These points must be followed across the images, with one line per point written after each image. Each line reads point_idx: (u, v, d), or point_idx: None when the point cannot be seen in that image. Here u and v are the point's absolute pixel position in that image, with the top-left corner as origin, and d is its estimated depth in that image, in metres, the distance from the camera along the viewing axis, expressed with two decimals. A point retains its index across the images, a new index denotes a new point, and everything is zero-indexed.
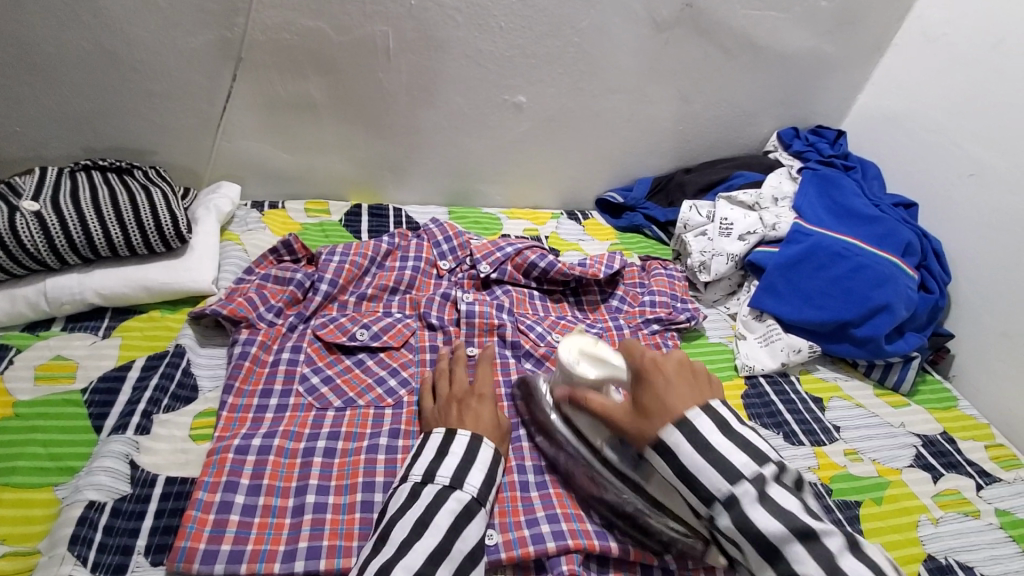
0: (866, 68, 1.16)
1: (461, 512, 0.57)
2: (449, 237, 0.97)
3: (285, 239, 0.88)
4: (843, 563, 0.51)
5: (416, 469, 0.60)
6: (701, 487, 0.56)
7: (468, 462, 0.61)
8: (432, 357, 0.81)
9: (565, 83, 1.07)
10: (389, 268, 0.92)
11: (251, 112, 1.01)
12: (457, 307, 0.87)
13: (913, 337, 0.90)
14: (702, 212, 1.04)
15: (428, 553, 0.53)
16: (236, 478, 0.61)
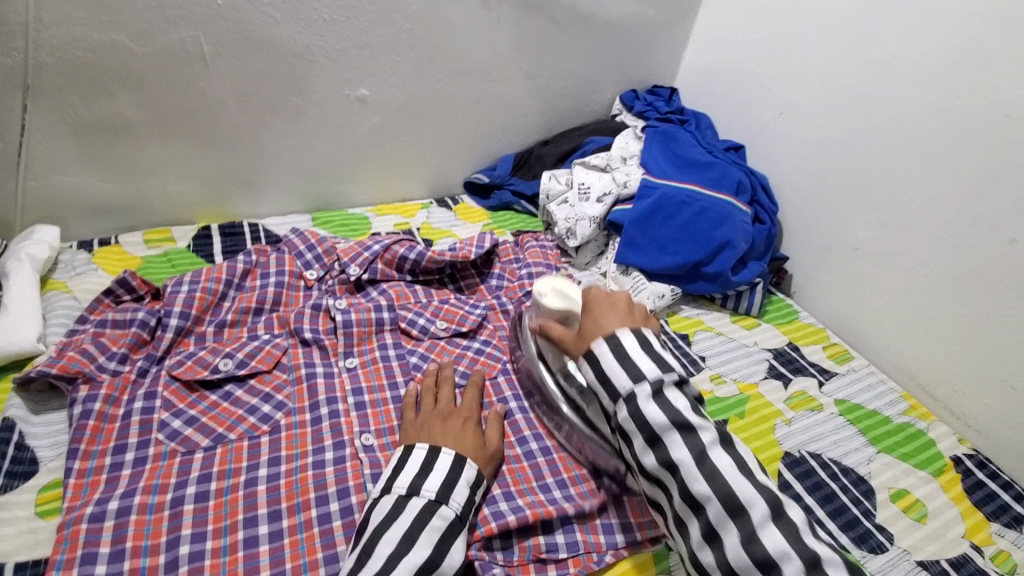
0: (686, 27, 1.26)
1: (446, 529, 0.58)
2: (312, 245, 0.93)
3: (120, 278, 0.80)
4: (761, 529, 0.54)
5: (399, 482, 0.61)
6: (638, 423, 0.61)
7: (450, 479, 0.62)
8: (308, 374, 0.77)
9: (406, 71, 1.05)
10: (250, 289, 0.86)
11: (57, 143, 0.89)
12: (330, 317, 0.84)
13: (754, 266, 1.01)
14: (560, 180, 1.09)
15: (415, 568, 0.54)
16: (94, 549, 0.56)
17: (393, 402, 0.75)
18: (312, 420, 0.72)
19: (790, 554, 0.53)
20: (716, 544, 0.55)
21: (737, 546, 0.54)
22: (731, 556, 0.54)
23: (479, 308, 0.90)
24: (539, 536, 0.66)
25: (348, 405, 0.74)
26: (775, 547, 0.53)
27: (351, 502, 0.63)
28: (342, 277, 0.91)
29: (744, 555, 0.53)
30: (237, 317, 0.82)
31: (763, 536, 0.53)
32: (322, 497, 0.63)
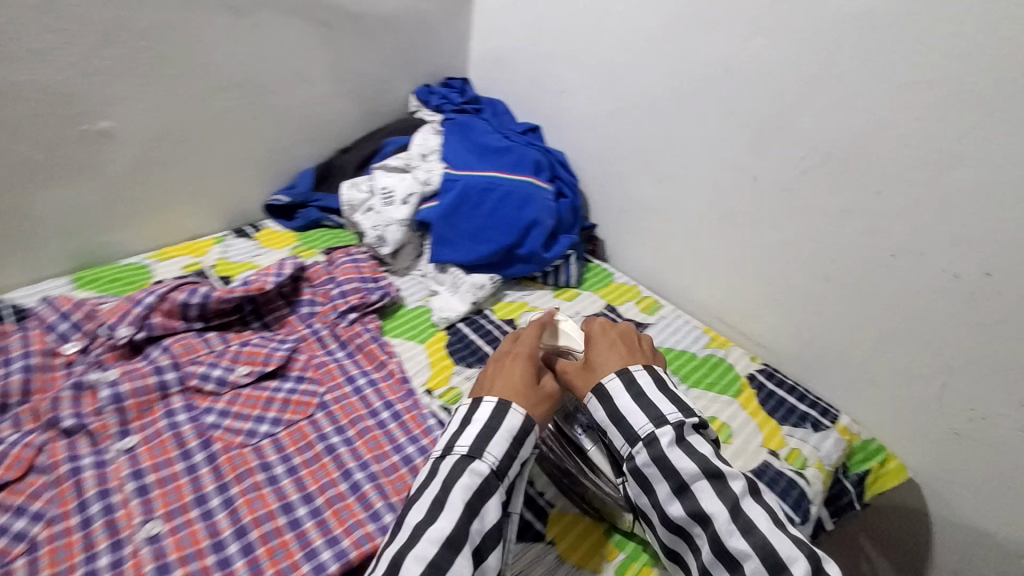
0: (464, 16, 1.26)
1: (475, 486, 0.60)
2: (66, 313, 0.79)
3: None
4: (742, 505, 0.60)
5: (461, 441, 0.63)
6: (628, 426, 0.65)
7: (479, 432, 0.63)
8: (74, 468, 0.65)
9: (155, 95, 0.92)
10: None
11: None
12: (98, 394, 0.72)
13: (564, 239, 1.05)
14: (362, 188, 1.05)
15: (444, 539, 0.55)
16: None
17: (187, 474, 0.67)
18: (81, 523, 0.61)
19: (776, 531, 0.58)
20: (707, 526, 0.59)
21: (729, 529, 0.58)
22: (727, 542, 0.58)
23: (286, 344, 0.83)
24: None
25: (129, 493, 0.64)
26: (760, 524, 0.58)
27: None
28: (111, 341, 0.78)
29: (737, 539, 0.58)
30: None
31: (745, 507, 0.59)
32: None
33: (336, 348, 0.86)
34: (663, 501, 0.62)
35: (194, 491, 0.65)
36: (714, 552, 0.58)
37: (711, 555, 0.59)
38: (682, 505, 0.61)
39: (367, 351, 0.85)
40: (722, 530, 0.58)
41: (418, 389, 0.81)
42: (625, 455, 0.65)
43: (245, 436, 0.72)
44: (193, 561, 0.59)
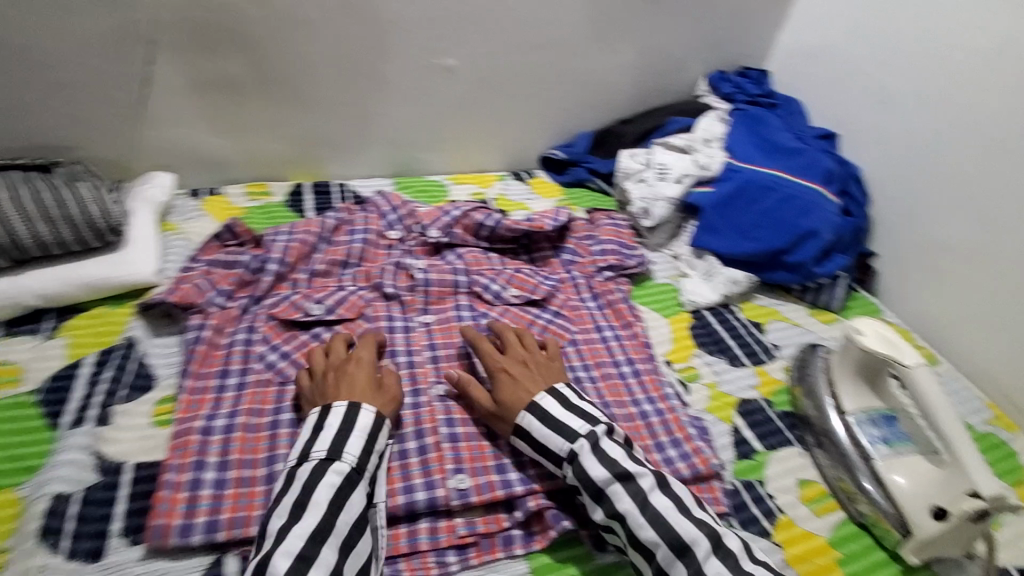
0: (783, 6, 1.21)
1: (342, 484, 0.56)
2: (394, 207, 0.98)
3: (227, 224, 0.87)
4: (652, 503, 0.57)
5: (318, 446, 0.58)
6: (551, 449, 0.62)
7: (344, 428, 0.59)
8: (388, 325, 0.82)
9: (494, 42, 1.06)
10: (337, 244, 0.91)
11: (173, 97, 0.97)
12: (411, 275, 0.89)
13: (838, 259, 0.97)
14: (638, 159, 1.07)
15: (309, 535, 0.51)
16: (203, 459, 0.62)
17: (466, 358, 0.79)
18: (391, 367, 0.76)
19: None
20: (625, 525, 0.57)
21: (641, 523, 0.56)
22: None
23: (549, 283, 0.92)
24: None
25: (425, 357, 0.78)
26: None
27: (427, 443, 0.66)
28: (423, 238, 0.95)
29: (649, 529, 0.56)
30: (325, 268, 0.88)
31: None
32: (400, 436, 0.67)
33: (589, 296, 0.92)
34: (591, 509, 0.60)
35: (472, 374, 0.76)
36: (636, 546, 0.57)
37: (635, 549, 0.57)
38: (603, 510, 0.58)
39: (617, 307, 0.90)
40: (635, 524, 0.56)
41: (659, 359, 0.84)
42: (561, 476, 0.62)
43: None
44: (471, 426, 0.69)
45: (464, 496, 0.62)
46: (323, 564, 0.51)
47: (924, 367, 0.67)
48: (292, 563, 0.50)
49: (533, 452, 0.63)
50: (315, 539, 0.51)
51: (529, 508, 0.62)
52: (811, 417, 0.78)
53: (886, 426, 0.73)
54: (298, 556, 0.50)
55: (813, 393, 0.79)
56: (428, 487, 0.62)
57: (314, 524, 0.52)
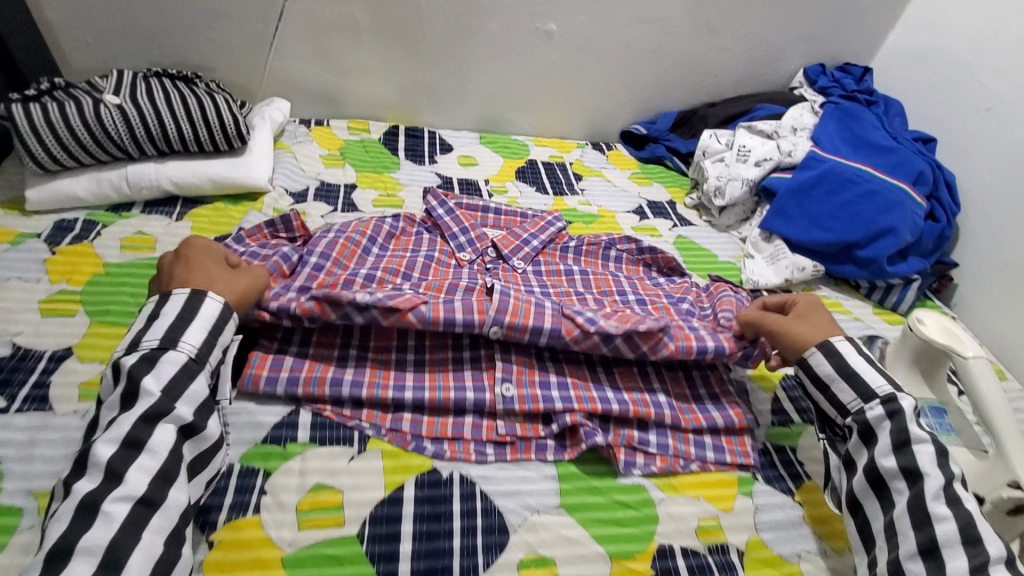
0: (899, 4, 1.17)
1: (183, 370, 0.54)
2: (465, 228, 0.85)
3: (284, 215, 0.79)
4: (957, 491, 0.54)
5: (149, 338, 0.55)
6: (863, 381, 0.62)
7: (177, 322, 0.56)
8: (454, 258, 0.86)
9: (594, 11, 1.10)
10: (405, 232, 0.85)
11: (301, 32, 1.09)
12: (486, 294, 0.74)
13: (914, 261, 0.95)
14: (721, 140, 1.09)
15: (139, 416, 0.50)
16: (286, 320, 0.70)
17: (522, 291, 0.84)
18: None
19: None
20: (917, 485, 0.55)
21: (936, 495, 0.54)
22: None
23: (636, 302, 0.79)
24: (633, 430, 0.68)
25: None
26: None
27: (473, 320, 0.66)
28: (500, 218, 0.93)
29: (944, 506, 0.53)
30: (393, 252, 0.81)
31: None
32: (451, 328, 0.70)
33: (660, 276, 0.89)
34: (877, 455, 0.58)
35: None
36: (911, 508, 0.55)
37: (907, 510, 0.55)
38: (896, 460, 0.57)
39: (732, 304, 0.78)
40: (932, 489, 0.54)
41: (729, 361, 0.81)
42: (850, 410, 0.62)
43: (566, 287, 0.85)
44: (523, 332, 0.71)
45: (509, 403, 0.66)
46: (158, 448, 0.50)
47: (983, 360, 0.66)
48: (116, 450, 0.49)
49: (831, 372, 0.64)
50: (146, 421, 0.50)
51: (566, 423, 0.66)
52: None
53: (935, 417, 0.70)
54: (124, 441, 0.49)
55: None
56: (477, 390, 0.67)
57: (144, 407, 0.51)
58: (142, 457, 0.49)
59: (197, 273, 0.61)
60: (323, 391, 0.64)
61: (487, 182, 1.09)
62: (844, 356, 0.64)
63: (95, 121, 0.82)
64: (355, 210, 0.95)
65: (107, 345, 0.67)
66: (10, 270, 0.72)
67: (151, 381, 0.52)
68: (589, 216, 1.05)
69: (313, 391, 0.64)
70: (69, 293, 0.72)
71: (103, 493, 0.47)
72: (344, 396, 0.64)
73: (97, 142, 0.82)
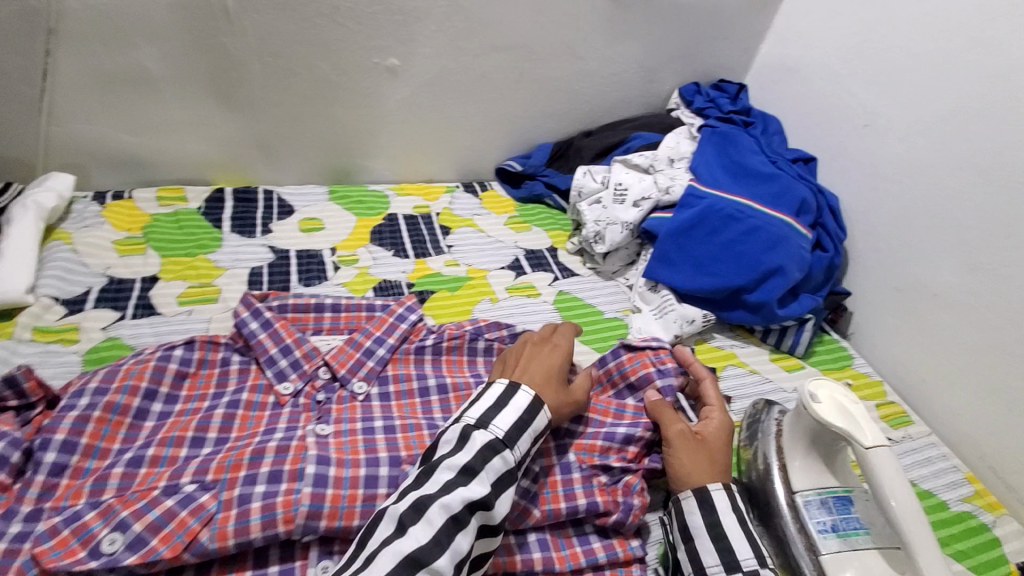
0: (766, 15, 1.11)
1: (503, 474, 0.55)
2: (287, 346, 0.69)
3: (8, 374, 0.58)
4: None
5: (497, 423, 0.58)
6: (742, 544, 0.56)
7: (519, 423, 0.58)
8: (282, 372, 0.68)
9: (439, 41, 0.96)
10: (204, 365, 0.67)
11: (79, 89, 0.88)
12: (305, 453, 0.57)
13: (806, 299, 0.88)
14: (597, 177, 0.99)
15: (467, 500, 0.51)
16: (13, 508, 0.51)
17: (361, 400, 0.69)
18: (274, 405, 0.66)
19: None
20: None
21: None
22: None
23: None
24: None
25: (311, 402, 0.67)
26: None
27: (279, 488, 0.54)
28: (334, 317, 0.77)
29: None
30: (183, 407, 0.63)
31: None
32: (250, 477, 0.55)
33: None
34: None
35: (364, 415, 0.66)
36: None
37: None
38: None
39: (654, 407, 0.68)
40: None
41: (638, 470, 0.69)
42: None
43: (416, 389, 0.71)
44: (347, 468, 0.57)
45: None
46: (468, 533, 0.51)
47: (884, 450, 0.56)
48: (445, 521, 0.50)
49: (700, 528, 0.57)
50: (471, 507, 0.51)
51: None
52: (753, 487, 0.67)
53: (840, 512, 0.61)
54: (455, 517, 0.50)
55: (760, 460, 0.68)
56: None
57: (477, 492, 0.52)
58: (458, 538, 0.50)
59: (523, 365, 0.66)
60: None
61: (333, 251, 0.92)
62: (715, 511, 0.57)
63: None
64: (151, 314, 0.76)
65: None
66: None
67: (481, 483, 0.53)
68: (456, 281, 0.91)
69: None
70: None
71: (428, 557, 0.48)
72: None
73: None
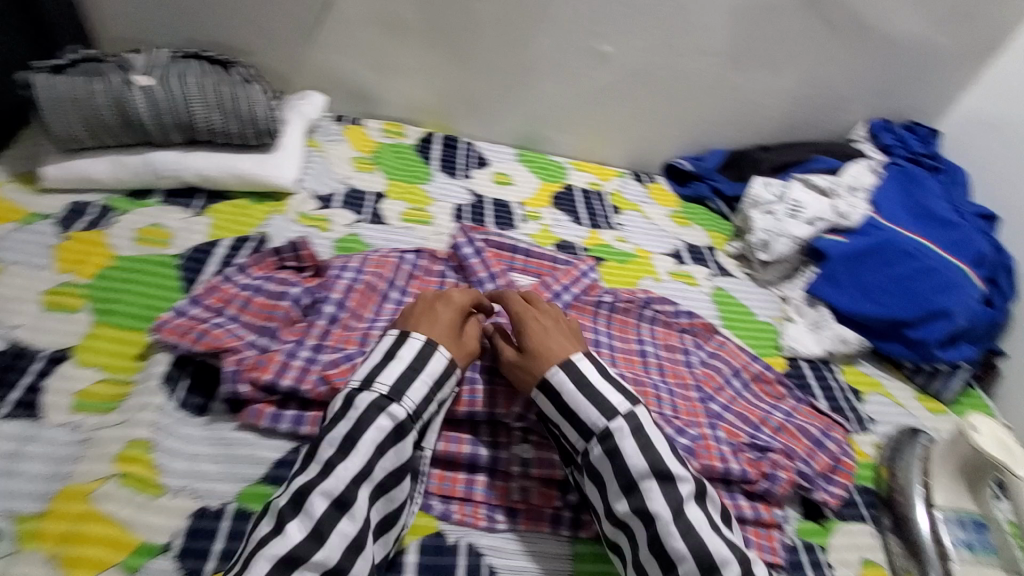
0: (977, 66, 1.10)
1: (390, 431, 0.54)
2: (493, 273, 0.82)
3: (293, 241, 0.74)
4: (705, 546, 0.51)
5: (382, 378, 0.56)
6: (603, 399, 0.58)
7: (407, 374, 0.56)
8: (494, 292, 0.81)
9: (655, 36, 1.04)
10: (426, 272, 0.82)
11: (344, 25, 1.03)
12: None
13: (965, 348, 0.89)
14: (773, 190, 1.03)
15: (349, 478, 0.51)
16: (305, 338, 0.66)
17: None
18: None
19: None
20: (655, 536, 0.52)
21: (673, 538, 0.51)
22: None
23: (664, 386, 0.77)
24: None
25: None
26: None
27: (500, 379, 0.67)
28: (525, 259, 0.88)
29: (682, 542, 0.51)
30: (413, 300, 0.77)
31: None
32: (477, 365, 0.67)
33: (693, 347, 0.85)
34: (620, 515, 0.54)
35: None
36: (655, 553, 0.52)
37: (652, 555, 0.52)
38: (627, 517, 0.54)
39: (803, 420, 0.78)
40: (665, 533, 0.52)
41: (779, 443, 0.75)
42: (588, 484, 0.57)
43: (592, 341, 0.81)
44: None
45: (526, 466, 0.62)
46: (353, 518, 0.50)
47: None
48: (326, 506, 0.49)
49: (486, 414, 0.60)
50: (354, 483, 0.51)
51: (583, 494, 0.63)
52: (891, 499, 0.72)
53: (975, 531, 0.67)
54: (334, 501, 0.49)
55: (900, 476, 0.72)
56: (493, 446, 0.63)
57: (355, 469, 0.51)
58: (341, 523, 0.49)
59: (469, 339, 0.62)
60: None
61: (521, 206, 1.03)
62: (561, 395, 0.58)
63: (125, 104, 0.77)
64: (381, 223, 0.90)
65: (111, 349, 0.63)
66: (18, 254, 0.68)
67: (342, 468, 0.51)
68: (624, 255, 0.99)
69: None
70: (76, 286, 0.67)
71: (305, 554, 0.47)
72: None
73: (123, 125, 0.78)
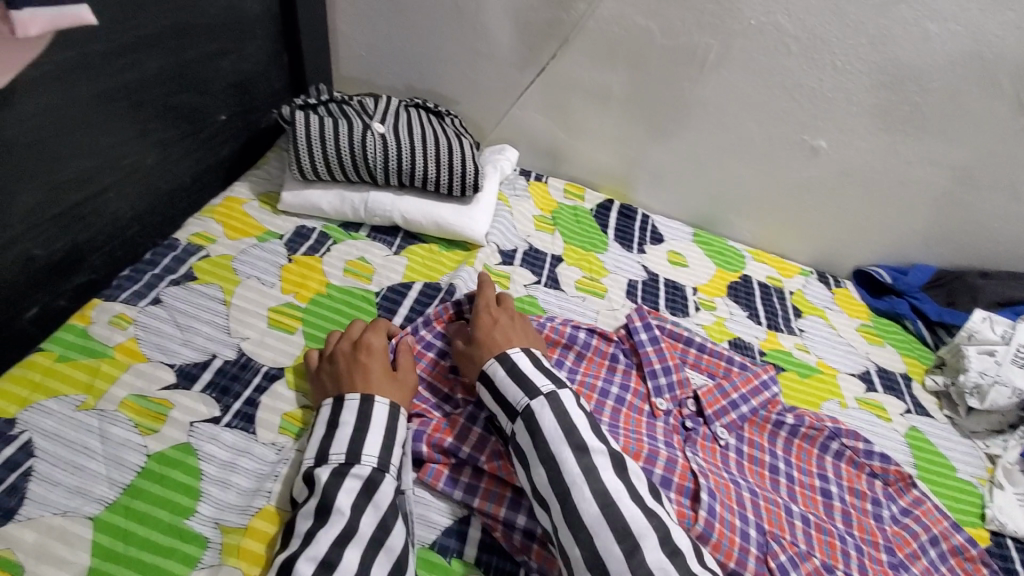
0: None
1: (361, 488, 0.53)
2: (668, 367, 0.77)
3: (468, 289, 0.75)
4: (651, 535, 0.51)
5: (334, 449, 0.56)
6: (528, 381, 0.60)
7: (389, 441, 0.57)
8: (670, 386, 0.76)
9: (880, 138, 0.96)
10: (597, 352, 0.79)
11: (550, 89, 1.06)
12: (689, 477, 0.66)
13: None
14: (996, 329, 0.91)
15: (334, 538, 0.50)
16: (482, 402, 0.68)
17: (720, 445, 0.73)
18: (649, 413, 0.74)
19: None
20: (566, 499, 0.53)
21: (585, 497, 0.52)
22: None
23: (850, 540, 0.67)
24: None
25: (677, 427, 0.74)
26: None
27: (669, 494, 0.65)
28: (699, 355, 0.83)
29: (596, 507, 0.51)
30: (584, 378, 0.76)
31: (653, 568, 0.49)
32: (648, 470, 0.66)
33: (885, 498, 0.73)
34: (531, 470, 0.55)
35: (723, 460, 0.72)
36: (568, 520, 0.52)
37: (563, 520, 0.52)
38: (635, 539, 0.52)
39: None
40: (577, 500, 0.52)
41: None
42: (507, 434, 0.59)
43: (768, 465, 0.73)
44: (728, 510, 0.64)
45: None
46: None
47: None
48: (315, 568, 0.48)
49: (491, 401, 0.61)
50: (340, 543, 0.49)
51: None
52: None
53: None
54: (323, 561, 0.48)
55: None
56: None
57: (335, 532, 0.50)
58: None
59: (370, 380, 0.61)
60: (499, 510, 0.60)
61: (695, 291, 0.98)
62: (494, 381, 0.62)
63: (361, 147, 0.86)
64: (557, 289, 0.90)
65: None
66: (252, 268, 0.77)
67: (319, 537, 0.49)
68: (805, 367, 0.90)
69: (489, 507, 0.60)
70: (294, 307, 0.74)
71: None
72: (518, 525, 0.59)
73: (354, 166, 0.86)
